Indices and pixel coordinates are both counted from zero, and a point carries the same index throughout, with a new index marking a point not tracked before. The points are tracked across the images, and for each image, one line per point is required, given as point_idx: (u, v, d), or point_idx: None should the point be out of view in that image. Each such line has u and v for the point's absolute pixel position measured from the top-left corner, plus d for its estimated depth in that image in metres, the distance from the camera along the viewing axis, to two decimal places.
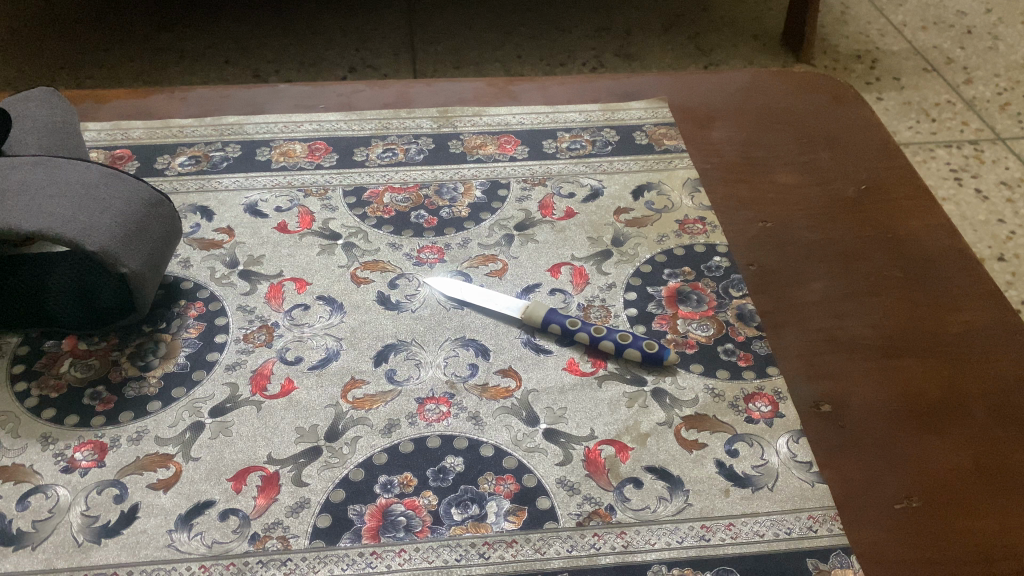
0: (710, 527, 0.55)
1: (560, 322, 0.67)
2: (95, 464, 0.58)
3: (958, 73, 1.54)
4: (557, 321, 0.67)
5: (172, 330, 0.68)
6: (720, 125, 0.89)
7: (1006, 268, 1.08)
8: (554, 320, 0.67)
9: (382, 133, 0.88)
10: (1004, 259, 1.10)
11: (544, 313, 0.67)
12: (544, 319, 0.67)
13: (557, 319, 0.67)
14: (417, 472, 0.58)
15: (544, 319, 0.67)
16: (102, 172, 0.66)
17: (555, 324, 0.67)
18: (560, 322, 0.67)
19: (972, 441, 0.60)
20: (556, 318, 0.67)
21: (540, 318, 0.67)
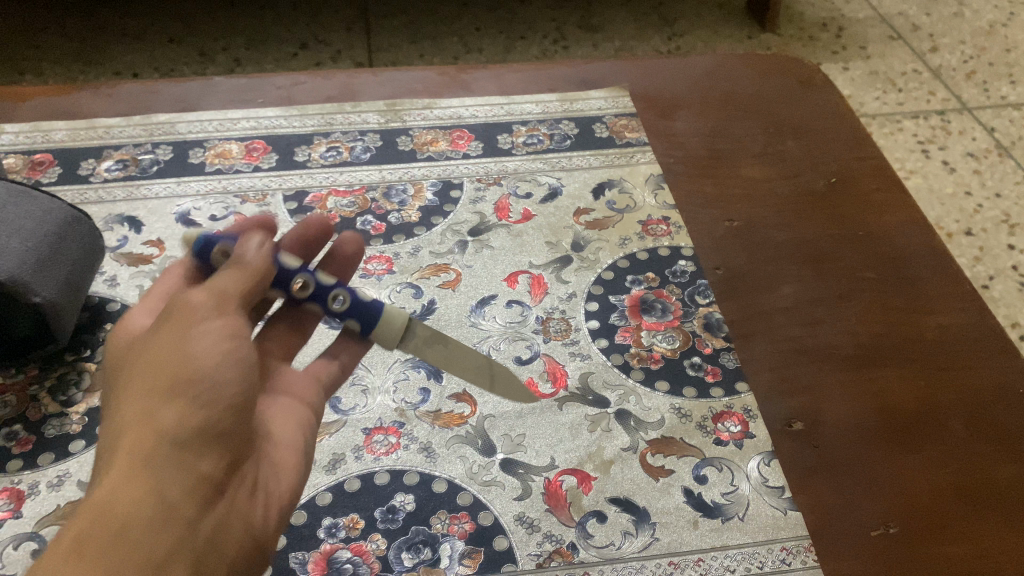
0: (678, 563, 0.52)
1: (285, 285, 0.49)
2: (12, 515, 0.54)
3: (924, 41, 1.51)
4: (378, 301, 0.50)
5: (97, 360, 0.63)
6: (683, 115, 0.85)
7: (973, 243, 1.04)
8: (287, 279, 0.49)
9: (325, 130, 0.82)
10: (971, 234, 1.06)
11: (383, 313, 0.50)
12: (347, 313, 0.50)
13: (321, 297, 0.50)
14: (364, 514, 0.54)
15: (376, 312, 0.50)
16: (9, 191, 0.61)
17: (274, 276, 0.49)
18: (279, 261, 0.49)
19: (950, 456, 0.57)
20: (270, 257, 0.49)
21: (330, 292, 0.50)
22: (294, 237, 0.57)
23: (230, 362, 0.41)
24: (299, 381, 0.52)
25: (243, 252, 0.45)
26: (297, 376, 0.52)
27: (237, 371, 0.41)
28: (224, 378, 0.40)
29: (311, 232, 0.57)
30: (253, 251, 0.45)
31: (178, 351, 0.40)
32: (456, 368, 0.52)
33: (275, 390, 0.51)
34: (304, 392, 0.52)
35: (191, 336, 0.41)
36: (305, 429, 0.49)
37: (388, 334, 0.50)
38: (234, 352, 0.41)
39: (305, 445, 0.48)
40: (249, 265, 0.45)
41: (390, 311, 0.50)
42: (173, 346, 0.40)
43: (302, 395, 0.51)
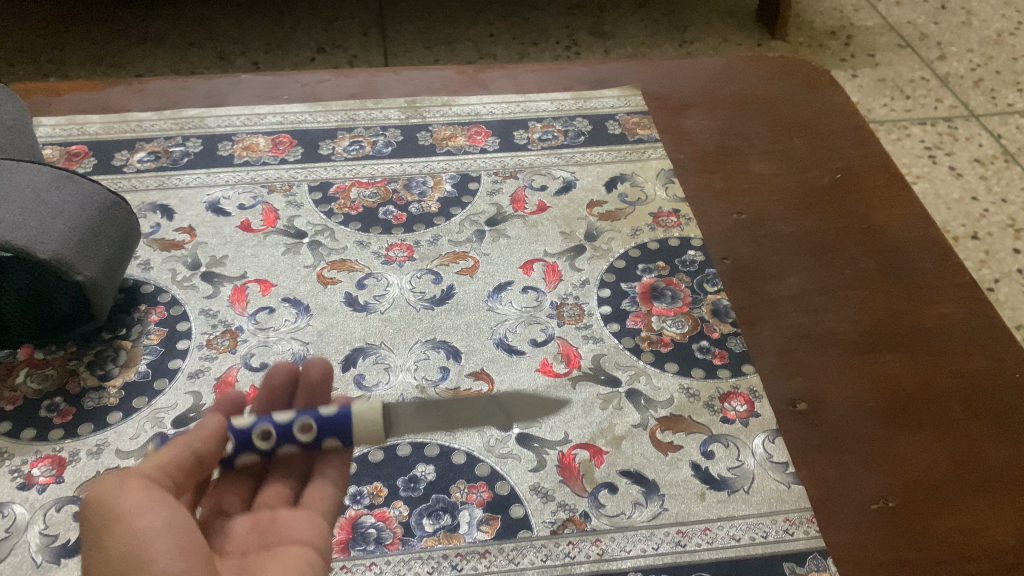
0: (686, 532, 0.54)
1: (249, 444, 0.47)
2: (54, 480, 0.57)
3: (932, 49, 1.53)
4: (343, 408, 0.47)
5: (132, 337, 0.66)
6: (693, 113, 0.88)
7: (980, 247, 1.06)
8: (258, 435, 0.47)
9: (348, 125, 0.86)
10: (977, 237, 1.08)
11: (351, 413, 0.47)
12: (319, 433, 0.47)
13: (288, 435, 0.47)
14: (387, 482, 0.57)
15: (344, 421, 0.47)
16: (52, 174, 0.64)
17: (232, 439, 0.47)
18: (232, 425, 0.47)
19: (949, 436, 0.60)
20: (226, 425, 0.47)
21: (293, 425, 0.47)
22: (264, 389, 0.52)
23: (158, 535, 0.37)
24: (298, 525, 0.44)
25: (197, 429, 0.44)
26: (298, 518, 0.44)
27: (172, 545, 0.37)
28: (157, 553, 0.36)
29: (277, 381, 0.52)
30: (208, 424, 0.44)
31: (107, 546, 0.37)
32: (458, 420, 0.54)
33: (274, 540, 0.43)
34: (307, 534, 0.43)
35: (116, 523, 0.37)
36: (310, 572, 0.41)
37: (368, 429, 0.48)
38: (160, 524, 0.37)
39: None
40: (183, 441, 0.43)
41: (359, 409, 0.48)
42: (102, 540, 0.37)
43: (302, 537, 0.43)
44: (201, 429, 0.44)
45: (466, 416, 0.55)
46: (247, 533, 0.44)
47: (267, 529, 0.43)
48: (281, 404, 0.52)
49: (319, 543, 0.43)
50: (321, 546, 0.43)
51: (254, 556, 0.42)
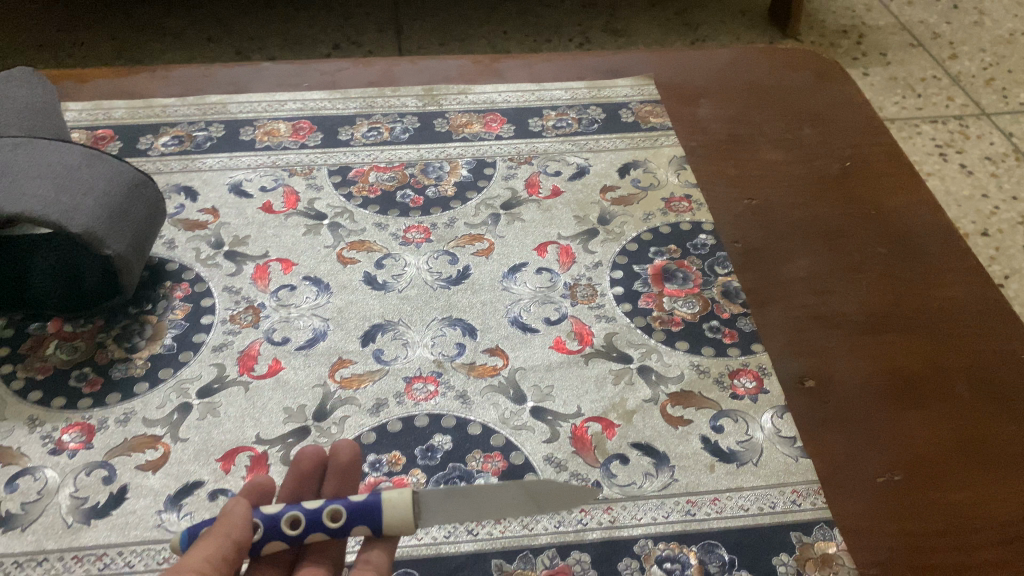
0: (696, 502, 0.56)
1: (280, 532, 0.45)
2: (84, 446, 0.59)
3: (944, 48, 1.54)
4: (374, 496, 0.46)
5: (158, 312, 0.68)
6: (705, 102, 0.89)
7: (990, 244, 1.07)
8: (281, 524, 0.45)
9: (367, 112, 0.88)
10: (987, 234, 1.09)
11: (382, 500, 0.46)
12: (349, 522, 0.45)
13: (320, 524, 0.45)
14: (406, 451, 0.58)
15: (376, 510, 0.45)
16: (83, 153, 0.66)
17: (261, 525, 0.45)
18: (264, 513, 0.45)
19: (953, 414, 0.61)
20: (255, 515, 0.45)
21: (324, 513, 0.45)
22: (293, 473, 0.50)
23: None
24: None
25: (224, 517, 0.42)
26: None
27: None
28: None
29: (305, 466, 0.50)
30: (233, 511, 0.42)
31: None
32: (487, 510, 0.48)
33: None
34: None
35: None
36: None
37: (399, 518, 0.45)
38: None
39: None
40: (218, 533, 0.41)
41: (389, 498, 0.46)
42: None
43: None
44: (228, 519, 0.42)
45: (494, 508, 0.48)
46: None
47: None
48: (312, 488, 0.50)
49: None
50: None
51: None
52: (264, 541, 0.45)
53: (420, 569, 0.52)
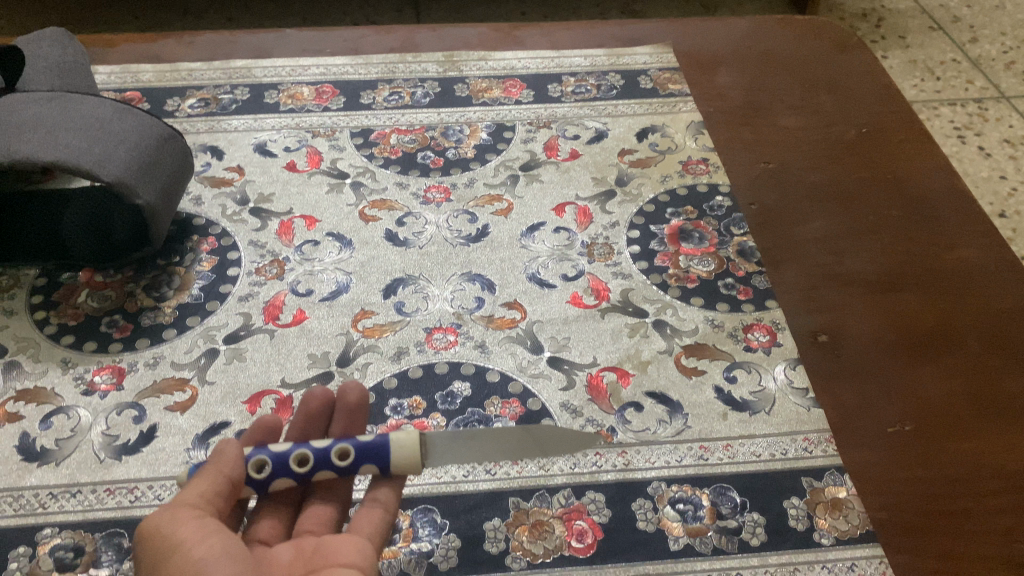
0: (709, 447, 0.57)
1: (287, 470, 0.44)
2: (114, 387, 0.61)
3: (963, 31, 1.46)
4: (382, 437, 0.45)
5: (185, 264, 0.70)
6: (723, 70, 0.90)
7: (1007, 225, 1.06)
8: (287, 462, 0.44)
9: (388, 77, 0.89)
10: (1004, 216, 1.08)
11: (390, 441, 0.45)
12: (357, 462, 0.45)
13: (327, 462, 0.45)
14: (426, 396, 0.60)
15: (383, 450, 0.45)
16: (114, 109, 0.68)
17: (270, 463, 0.44)
18: (270, 449, 0.44)
19: (964, 369, 0.62)
20: (261, 452, 0.44)
21: (332, 451, 0.45)
22: (300, 415, 0.49)
23: (218, 560, 0.37)
24: (342, 548, 0.40)
25: (217, 456, 0.42)
26: (339, 542, 0.41)
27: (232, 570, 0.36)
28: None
29: (314, 406, 0.49)
30: (228, 449, 0.42)
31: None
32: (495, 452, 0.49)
33: (320, 564, 0.40)
34: (350, 556, 0.40)
35: (173, 555, 0.37)
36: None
37: (407, 458, 0.45)
38: (217, 550, 0.37)
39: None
40: (215, 469, 0.41)
41: (397, 438, 0.46)
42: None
43: (349, 560, 0.40)
44: (222, 457, 0.42)
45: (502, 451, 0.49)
46: (290, 560, 0.40)
47: (311, 554, 0.40)
48: (318, 429, 0.50)
49: (367, 566, 0.40)
50: (368, 568, 0.40)
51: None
52: (273, 478, 0.44)
53: (440, 505, 0.54)
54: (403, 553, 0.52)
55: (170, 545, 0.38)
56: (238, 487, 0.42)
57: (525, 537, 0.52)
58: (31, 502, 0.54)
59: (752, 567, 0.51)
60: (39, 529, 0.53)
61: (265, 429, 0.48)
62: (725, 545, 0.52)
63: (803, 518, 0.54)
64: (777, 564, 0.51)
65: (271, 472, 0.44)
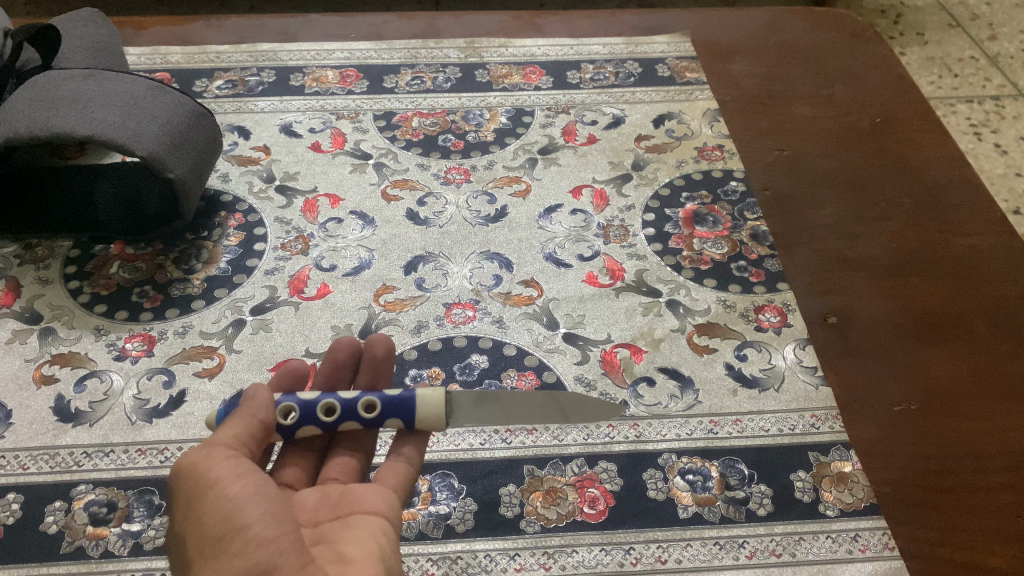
0: (718, 422, 0.59)
1: (314, 418, 0.46)
2: (145, 353, 0.63)
3: (982, 29, 1.45)
4: (409, 392, 0.47)
5: (213, 238, 0.72)
6: (740, 59, 0.92)
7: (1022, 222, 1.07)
8: (313, 411, 0.46)
9: (411, 62, 0.91)
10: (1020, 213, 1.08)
11: (416, 398, 0.47)
12: (383, 414, 0.47)
13: (353, 414, 0.47)
14: (445, 367, 0.62)
15: (409, 405, 0.47)
16: (148, 86, 0.70)
17: (298, 410, 0.46)
18: (298, 398, 0.46)
19: (971, 351, 0.63)
20: (290, 399, 0.47)
21: (359, 403, 0.46)
22: (327, 363, 0.52)
23: (252, 499, 0.39)
24: (368, 496, 0.44)
25: (249, 400, 0.44)
26: (364, 489, 0.44)
27: (262, 511, 0.39)
28: (250, 518, 0.39)
29: (340, 355, 0.52)
30: (259, 394, 0.44)
31: (200, 512, 0.40)
32: (518, 415, 0.49)
33: (347, 510, 0.44)
34: (376, 505, 0.44)
35: (209, 491, 0.40)
36: (380, 540, 0.42)
37: (432, 415, 0.47)
38: (249, 491, 0.40)
39: (382, 553, 0.41)
40: (248, 412, 0.43)
41: (423, 394, 0.47)
42: (195, 511, 0.40)
43: (374, 509, 0.44)
44: (253, 401, 0.44)
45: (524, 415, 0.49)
46: (317, 505, 0.44)
47: (337, 501, 0.44)
48: (345, 377, 0.52)
49: (391, 515, 0.44)
50: (392, 516, 0.44)
51: (329, 526, 0.43)
52: (300, 425, 0.47)
53: (457, 471, 0.56)
54: (421, 515, 0.54)
55: (204, 481, 0.40)
56: (268, 431, 0.44)
57: (539, 502, 0.54)
58: (66, 460, 0.57)
59: (759, 535, 0.53)
60: (74, 485, 0.55)
61: (293, 375, 0.50)
62: (733, 514, 0.54)
63: (809, 490, 0.55)
64: (783, 533, 0.53)
65: (299, 419, 0.46)
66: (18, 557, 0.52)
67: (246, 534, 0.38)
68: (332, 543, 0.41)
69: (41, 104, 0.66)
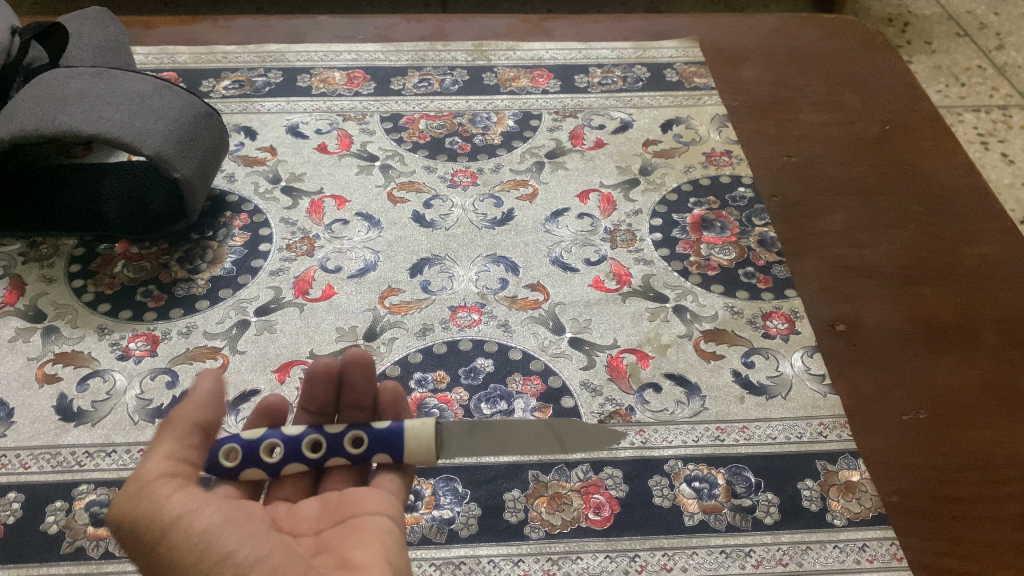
0: (725, 428, 0.58)
1: (299, 454, 0.46)
2: (149, 353, 0.63)
3: (990, 38, 1.44)
4: (395, 425, 0.46)
5: (218, 239, 0.71)
6: (748, 65, 0.91)
7: None
8: (298, 447, 0.46)
9: (418, 64, 0.91)
10: None
11: (404, 429, 0.46)
12: (371, 449, 0.46)
13: (340, 448, 0.46)
14: (450, 371, 0.62)
15: (397, 437, 0.46)
16: (155, 85, 0.70)
17: (281, 445, 0.46)
18: (283, 433, 0.46)
19: (981, 361, 0.63)
20: (273, 434, 0.46)
21: (346, 438, 0.46)
22: (306, 394, 0.49)
23: (224, 527, 0.38)
24: (369, 499, 0.44)
25: (188, 399, 0.42)
26: (364, 494, 0.44)
27: (245, 531, 0.38)
28: (232, 546, 0.37)
29: (318, 385, 0.49)
30: (199, 390, 0.42)
31: (167, 549, 0.38)
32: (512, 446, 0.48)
33: (349, 514, 0.43)
34: (379, 506, 0.44)
35: (170, 528, 0.38)
36: (387, 540, 0.42)
37: (420, 447, 0.46)
38: (218, 519, 0.38)
39: (388, 554, 0.41)
40: (181, 418, 0.41)
41: (412, 426, 0.46)
42: (161, 548, 0.38)
43: (377, 509, 0.43)
44: (193, 402, 0.42)
45: (521, 443, 0.48)
46: (318, 514, 0.44)
47: (338, 507, 0.44)
48: (328, 402, 0.50)
49: (393, 514, 0.44)
50: (395, 515, 0.44)
51: (331, 532, 0.43)
52: (286, 462, 0.46)
53: (462, 476, 0.55)
54: (425, 519, 0.53)
55: (165, 520, 0.38)
56: (207, 430, 0.42)
57: (544, 508, 0.54)
58: (68, 460, 0.56)
59: (766, 544, 0.52)
60: (76, 485, 0.55)
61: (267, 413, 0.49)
62: (739, 523, 0.53)
63: (816, 499, 0.55)
64: (790, 542, 0.52)
65: (284, 455, 0.46)
66: (19, 557, 0.51)
67: (233, 562, 0.37)
68: (337, 550, 0.41)
69: (48, 102, 0.66)
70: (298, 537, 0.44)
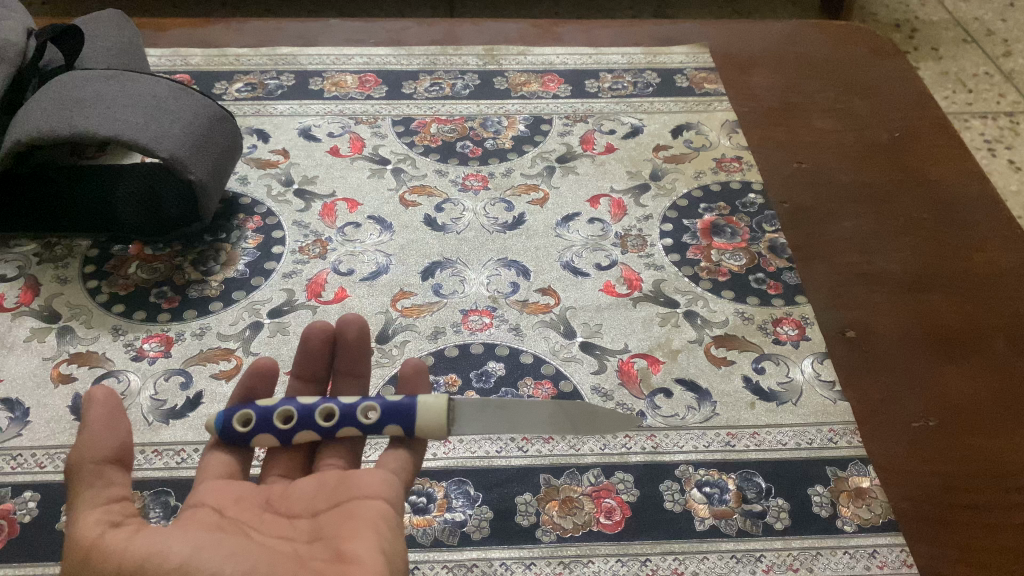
0: (735, 434, 0.59)
1: (312, 423, 0.47)
2: (163, 354, 0.63)
3: (997, 45, 1.44)
4: (409, 399, 0.47)
5: (231, 241, 0.72)
6: (758, 71, 0.92)
7: None
8: (313, 415, 0.46)
9: (429, 68, 0.91)
10: None
11: (417, 404, 0.47)
12: (381, 421, 0.46)
13: (352, 419, 0.47)
14: (461, 374, 0.62)
15: (408, 411, 0.46)
16: (170, 88, 0.71)
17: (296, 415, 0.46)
18: (299, 402, 0.47)
19: (990, 368, 0.63)
20: (290, 404, 0.47)
21: (358, 409, 0.47)
22: (301, 352, 0.51)
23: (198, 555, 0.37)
24: (368, 480, 0.43)
25: (88, 432, 0.40)
26: (362, 474, 0.43)
27: (226, 554, 0.38)
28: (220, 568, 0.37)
29: (313, 344, 0.51)
30: (94, 416, 0.40)
31: None
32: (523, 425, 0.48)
33: (345, 497, 0.43)
34: (376, 489, 0.43)
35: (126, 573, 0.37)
36: (382, 527, 0.41)
37: (432, 422, 0.46)
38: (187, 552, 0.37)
39: (383, 544, 0.40)
40: (88, 455, 0.40)
41: (425, 400, 0.47)
42: None
43: (373, 493, 0.43)
44: (95, 435, 0.40)
45: (534, 424, 0.49)
46: (315, 493, 0.44)
47: (336, 488, 0.43)
48: (320, 365, 0.51)
49: (391, 496, 0.43)
50: (393, 498, 0.43)
51: (328, 515, 0.42)
52: (298, 430, 0.46)
53: (474, 479, 0.56)
54: (437, 522, 0.53)
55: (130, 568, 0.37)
56: (118, 455, 0.41)
57: (555, 511, 0.54)
58: None
59: (776, 549, 0.53)
60: None
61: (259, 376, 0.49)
62: (750, 528, 0.54)
63: (826, 505, 0.55)
64: (800, 548, 0.53)
65: (297, 424, 0.46)
66: (35, 555, 0.52)
67: None
68: (332, 540, 0.40)
69: (62, 105, 0.66)
70: (295, 518, 0.43)
